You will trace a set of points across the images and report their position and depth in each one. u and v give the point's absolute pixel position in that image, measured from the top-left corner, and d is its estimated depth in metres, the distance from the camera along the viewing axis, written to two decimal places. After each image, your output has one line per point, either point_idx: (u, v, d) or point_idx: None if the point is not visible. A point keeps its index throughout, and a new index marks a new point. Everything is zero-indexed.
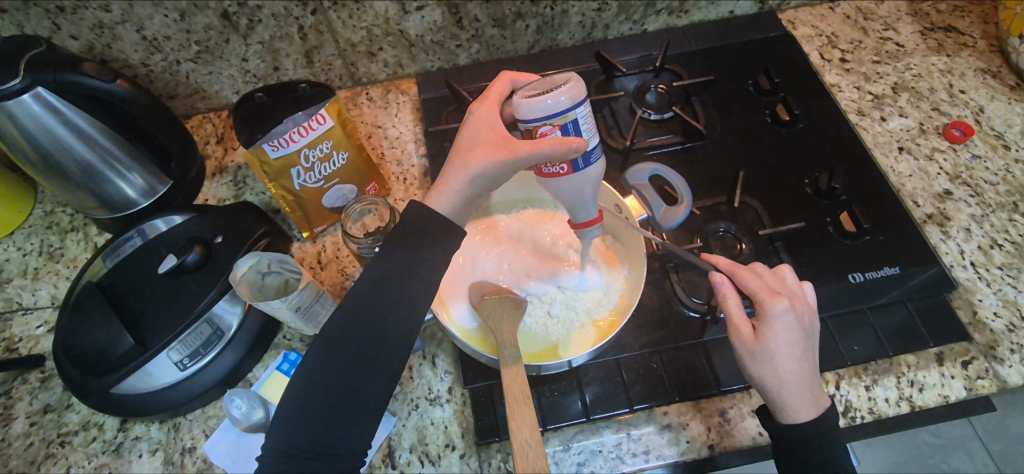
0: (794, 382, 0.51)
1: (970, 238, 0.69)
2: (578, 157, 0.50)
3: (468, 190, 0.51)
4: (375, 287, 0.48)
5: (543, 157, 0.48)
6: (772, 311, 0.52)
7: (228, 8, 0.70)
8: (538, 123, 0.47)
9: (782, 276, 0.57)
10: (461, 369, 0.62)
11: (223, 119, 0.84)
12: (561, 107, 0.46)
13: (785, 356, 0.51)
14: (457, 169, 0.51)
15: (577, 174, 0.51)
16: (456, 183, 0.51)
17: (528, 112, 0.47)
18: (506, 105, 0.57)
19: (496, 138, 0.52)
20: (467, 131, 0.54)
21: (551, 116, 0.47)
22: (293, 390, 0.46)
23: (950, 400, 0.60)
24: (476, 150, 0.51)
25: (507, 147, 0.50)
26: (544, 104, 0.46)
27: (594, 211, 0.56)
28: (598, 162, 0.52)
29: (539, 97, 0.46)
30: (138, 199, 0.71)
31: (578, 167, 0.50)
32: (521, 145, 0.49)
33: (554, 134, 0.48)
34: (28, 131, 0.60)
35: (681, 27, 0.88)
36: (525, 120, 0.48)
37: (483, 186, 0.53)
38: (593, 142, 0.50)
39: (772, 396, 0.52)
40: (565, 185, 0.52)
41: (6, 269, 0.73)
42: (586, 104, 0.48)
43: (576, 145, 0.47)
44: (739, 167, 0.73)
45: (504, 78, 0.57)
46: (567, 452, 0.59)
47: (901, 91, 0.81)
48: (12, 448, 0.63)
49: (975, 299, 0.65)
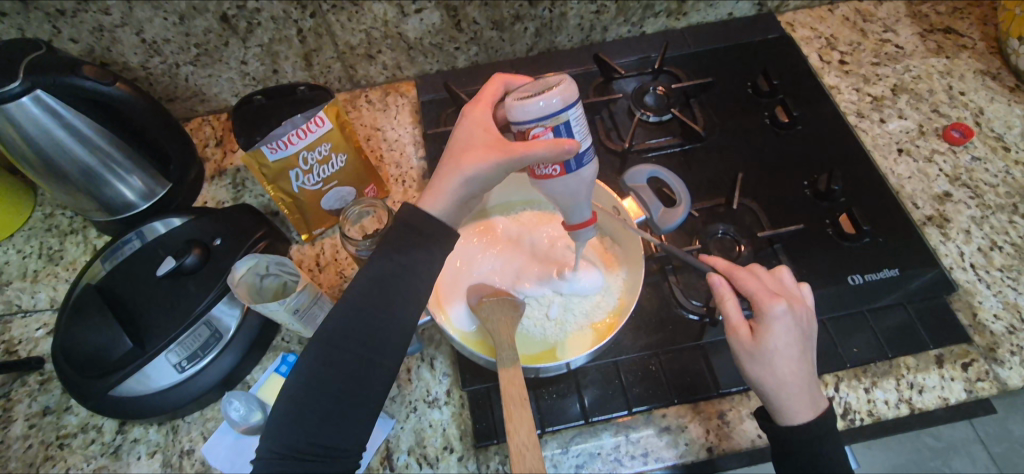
0: (793, 384, 0.51)
1: (970, 240, 0.68)
2: (571, 158, 0.49)
3: (462, 191, 0.51)
4: (372, 288, 0.48)
5: (537, 158, 0.48)
6: (771, 313, 0.52)
7: (227, 11, 0.70)
8: (531, 125, 0.47)
9: (780, 277, 0.57)
10: (459, 371, 0.62)
11: (221, 121, 0.84)
12: (553, 108, 0.46)
13: (784, 358, 0.51)
14: (450, 170, 0.51)
15: (571, 175, 0.50)
16: (449, 185, 0.51)
17: (522, 113, 0.47)
18: (500, 107, 0.57)
19: (490, 140, 0.52)
20: (460, 133, 0.54)
21: (543, 118, 0.47)
22: (290, 392, 0.45)
23: (950, 402, 0.60)
24: (470, 152, 0.52)
25: (501, 149, 0.50)
26: (537, 105, 0.46)
27: (588, 213, 0.56)
28: (592, 162, 0.51)
29: (532, 99, 0.46)
30: (138, 202, 0.71)
31: (571, 168, 0.50)
32: (515, 147, 0.49)
33: (546, 135, 0.48)
34: (28, 134, 0.60)
35: (680, 29, 0.88)
36: (517, 122, 0.48)
37: (477, 188, 0.53)
38: (586, 143, 0.50)
39: (771, 398, 0.52)
40: (559, 187, 0.51)
41: (6, 271, 0.73)
42: (579, 106, 0.48)
43: (569, 146, 0.47)
44: (738, 169, 0.73)
45: (498, 80, 0.57)
46: (566, 455, 0.58)
47: (901, 93, 0.81)
48: (11, 450, 0.63)
49: (975, 301, 0.64)
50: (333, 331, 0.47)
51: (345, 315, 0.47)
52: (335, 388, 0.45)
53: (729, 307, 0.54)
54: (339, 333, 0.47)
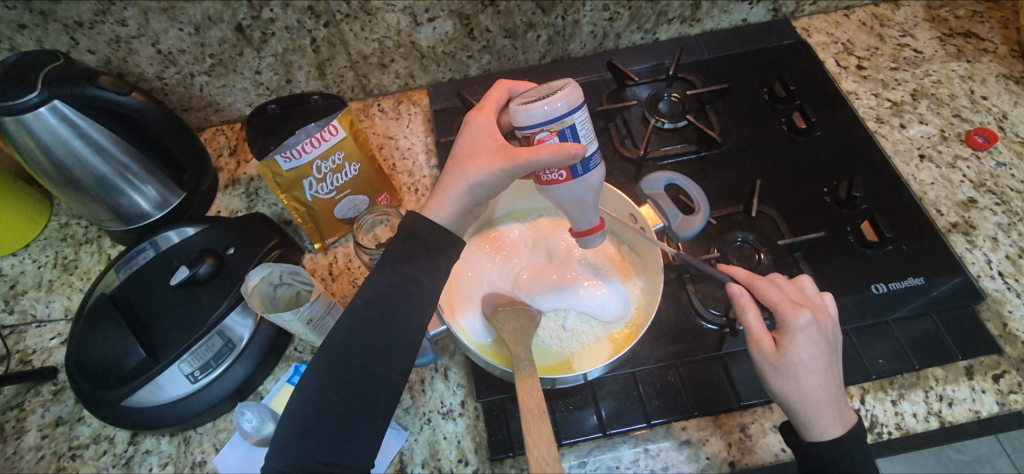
0: (819, 397, 0.50)
1: (996, 247, 0.67)
2: (577, 163, 0.49)
3: (466, 198, 0.51)
4: (384, 296, 0.47)
5: (542, 164, 0.47)
6: (795, 324, 0.50)
7: (242, 21, 0.70)
8: (536, 130, 0.47)
9: (802, 287, 0.55)
10: (473, 382, 0.61)
11: (236, 131, 0.85)
12: (558, 112, 0.46)
13: (810, 370, 0.50)
14: (455, 177, 0.51)
15: (577, 181, 0.50)
16: (453, 191, 0.50)
17: (526, 118, 0.46)
18: (505, 113, 0.57)
19: (493, 146, 0.51)
20: (465, 139, 0.54)
21: (548, 122, 0.46)
22: (303, 405, 0.44)
23: (982, 415, 0.58)
24: (474, 159, 0.51)
25: (506, 155, 0.49)
26: (541, 110, 0.46)
27: (596, 219, 0.55)
28: (598, 167, 0.51)
29: (536, 104, 0.46)
30: (151, 211, 0.71)
31: (577, 174, 0.50)
32: (519, 153, 0.48)
33: (552, 140, 0.47)
34: (44, 143, 0.60)
35: (694, 36, 0.87)
36: (522, 127, 0.47)
37: (482, 195, 0.52)
38: (592, 148, 0.49)
39: (797, 412, 0.51)
40: (565, 192, 0.51)
41: (21, 281, 0.74)
42: (584, 110, 0.48)
43: (575, 151, 0.47)
44: (755, 176, 0.72)
45: (501, 87, 0.56)
46: (583, 468, 0.57)
47: (921, 98, 0.80)
48: (24, 461, 0.62)
49: (1005, 310, 0.63)
50: (345, 341, 0.46)
51: (358, 324, 0.46)
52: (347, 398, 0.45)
53: (750, 318, 0.53)
54: (350, 341, 0.46)
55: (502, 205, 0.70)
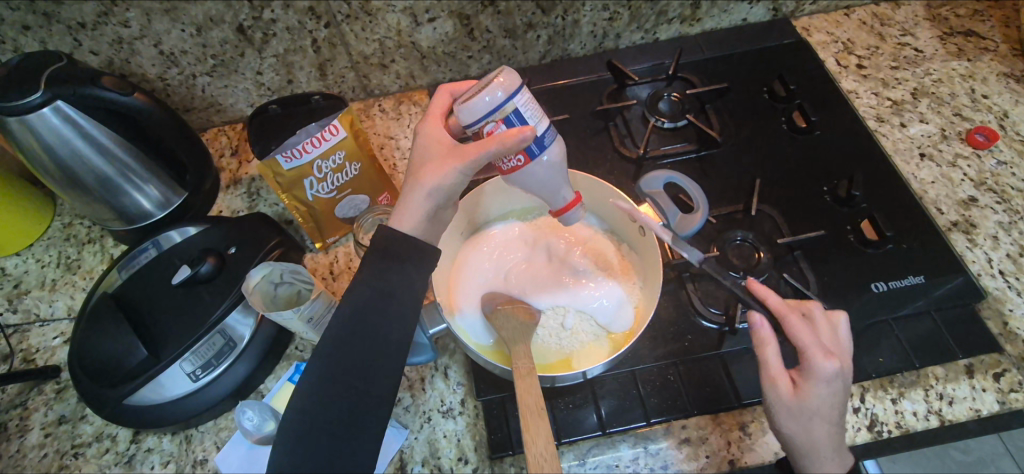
0: (825, 443, 0.50)
1: (997, 246, 0.66)
2: (531, 144, 0.49)
3: (431, 205, 0.51)
4: (382, 294, 0.48)
5: (495, 156, 0.48)
6: (821, 373, 0.50)
7: (243, 22, 0.71)
8: (481, 123, 0.48)
9: (836, 327, 0.54)
10: (472, 381, 0.61)
11: (237, 131, 0.85)
12: (498, 101, 0.47)
13: (823, 413, 0.50)
14: (411, 187, 0.51)
15: (535, 162, 0.50)
16: (415, 200, 0.50)
17: (468, 114, 0.47)
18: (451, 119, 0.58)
19: (442, 152, 0.52)
20: (417, 151, 0.54)
21: (490, 113, 0.47)
22: (304, 404, 0.45)
23: (982, 414, 0.58)
24: (427, 167, 0.51)
25: (458, 155, 0.50)
26: (481, 101, 0.47)
27: (571, 194, 0.55)
28: (555, 143, 0.51)
29: (475, 98, 0.47)
30: (154, 211, 0.72)
31: (533, 155, 0.50)
32: (469, 151, 0.49)
33: (499, 129, 0.48)
34: (48, 144, 0.61)
35: (694, 35, 0.87)
36: (467, 124, 0.48)
37: (443, 199, 0.52)
38: (542, 127, 0.50)
39: (798, 455, 0.51)
40: (528, 178, 0.52)
41: (25, 281, 0.74)
42: (523, 93, 0.48)
43: (523, 134, 0.47)
44: (755, 175, 0.72)
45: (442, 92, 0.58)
46: (582, 467, 0.57)
47: (921, 97, 0.80)
48: (27, 458, 0.63)
49: (1006, 309, 0.62)
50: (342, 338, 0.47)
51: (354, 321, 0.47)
52: (343, 394, 0.46)
53: (772, 356, 0.52)
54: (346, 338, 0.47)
55: (500, 205, 0.69)
